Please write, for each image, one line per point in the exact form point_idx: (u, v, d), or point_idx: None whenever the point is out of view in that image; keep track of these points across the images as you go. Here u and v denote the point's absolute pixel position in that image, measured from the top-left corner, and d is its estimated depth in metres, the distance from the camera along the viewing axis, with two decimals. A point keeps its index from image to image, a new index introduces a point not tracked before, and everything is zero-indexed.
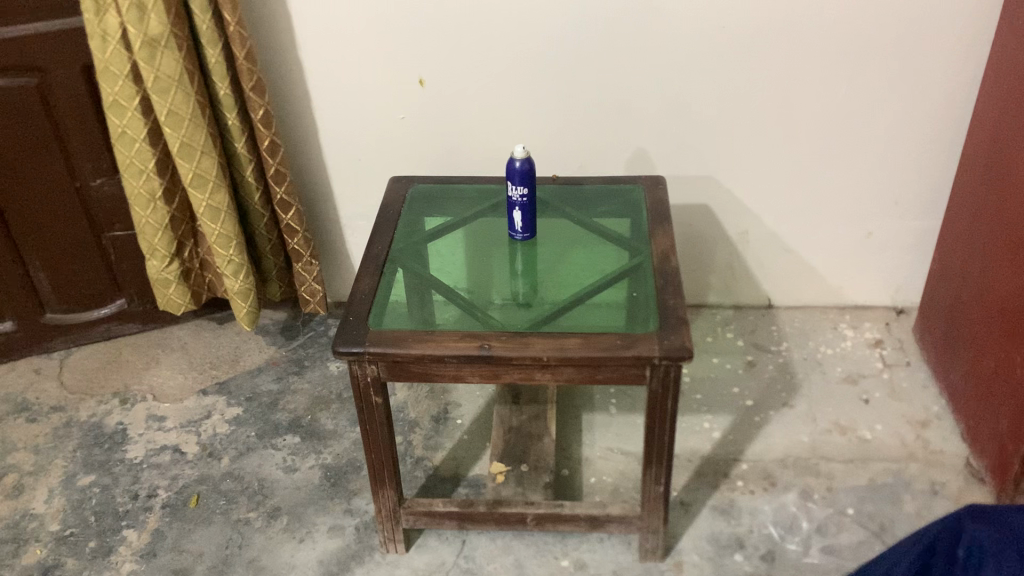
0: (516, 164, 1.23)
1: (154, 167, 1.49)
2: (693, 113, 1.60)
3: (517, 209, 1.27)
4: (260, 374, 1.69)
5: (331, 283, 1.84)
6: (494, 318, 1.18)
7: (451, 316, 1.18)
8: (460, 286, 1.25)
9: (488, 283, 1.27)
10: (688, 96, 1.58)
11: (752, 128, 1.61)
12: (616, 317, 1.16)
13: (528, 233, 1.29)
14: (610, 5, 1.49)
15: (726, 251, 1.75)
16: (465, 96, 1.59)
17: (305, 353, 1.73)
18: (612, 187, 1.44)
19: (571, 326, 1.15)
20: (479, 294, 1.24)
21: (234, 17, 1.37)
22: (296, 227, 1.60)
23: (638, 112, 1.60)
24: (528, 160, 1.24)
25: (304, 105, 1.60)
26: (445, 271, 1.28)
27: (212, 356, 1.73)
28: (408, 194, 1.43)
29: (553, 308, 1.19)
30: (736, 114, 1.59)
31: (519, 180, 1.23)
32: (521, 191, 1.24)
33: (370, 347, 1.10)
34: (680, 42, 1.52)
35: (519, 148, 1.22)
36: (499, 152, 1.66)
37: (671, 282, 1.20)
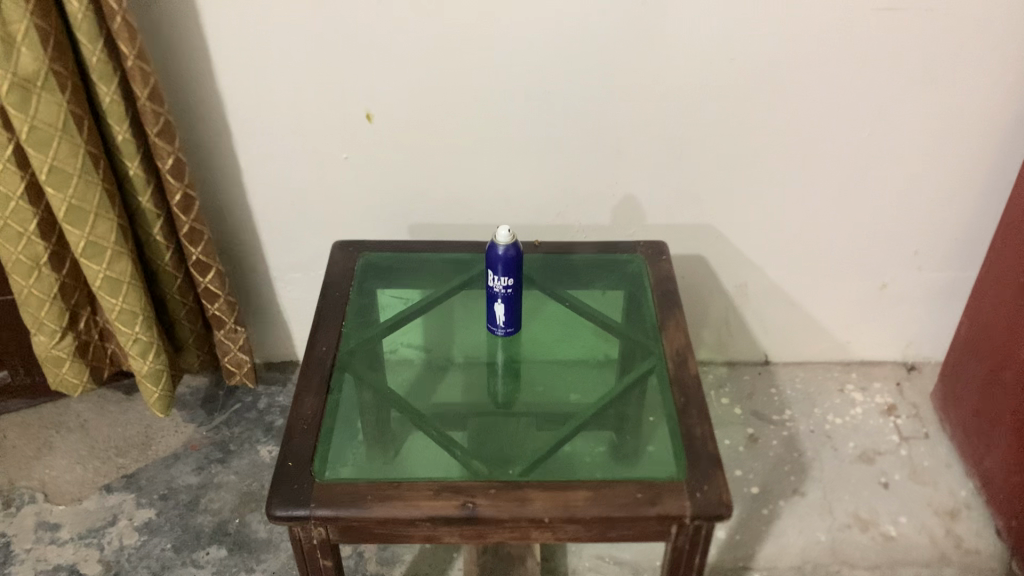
0: (499, 251, 0.97)
1: (36, 229, 1.18)
2: (693, 155, 1.36)
3: (498, 302, 1.01)
4: (176, 462, 1.41)
5: (260, 344, 1.57)
6: (470, 453, 0.93)
7: (416, 454, 0.92)
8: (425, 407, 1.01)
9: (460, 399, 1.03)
10: (689, 135, 1.33)
11: (760, 171, 1.38)
12: (628, 454, 0.92)
13: (512, 328, 1.04)
14: (603, 32, 1.23)
15: (721, 305, 1.53)
16: (423, 133, 1.32)
17: (231, 433, 1.46)
18: (603, 258, 1.19)
19: (571, 470, 0.90)
20: (450, 419, 0.99)
21: (133, 47, 1.07)
22: (217, 291, 1.32)
23: (630, 152, 1.35)
24: (515, 245, 0.98)
25: (225, 143, 1.31)
26: (404, 375, 1.05)
27: (118, 439, 1.44)
28: (358, 264, 1.16)
29: (544, 443, 0.95)
30: (742, 155, 1.36)
31: (503, 270, 0.98)
32: (505, 281, 0.99)
33: (319, 510, 0.84)
34: (685, 73, 1.27)
35: (503, 231, 0.97)
36: (463, 197, 1.39)
37: (694, 397, 0.96)
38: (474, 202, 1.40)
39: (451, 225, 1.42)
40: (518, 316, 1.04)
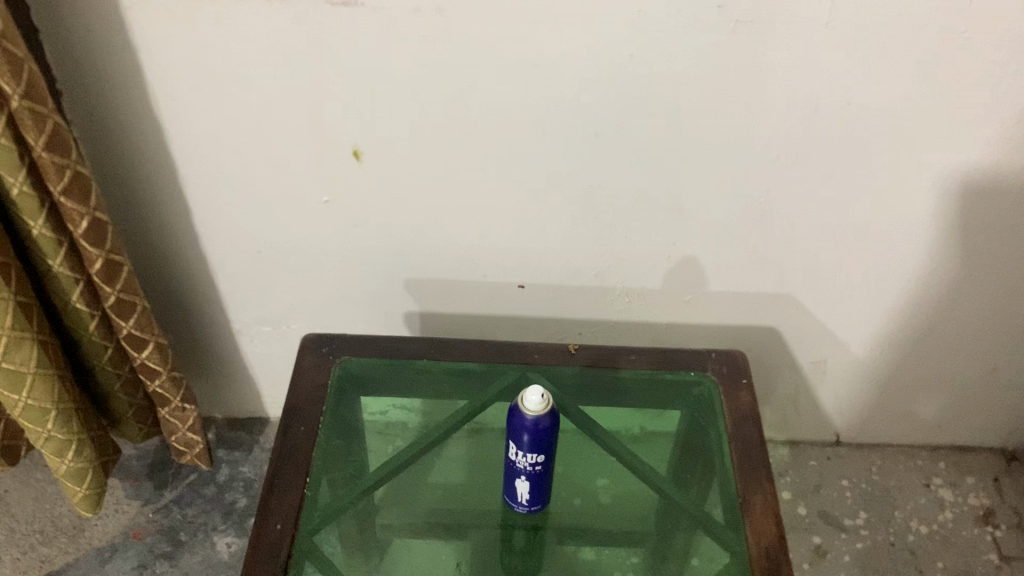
0: (526, 425, 0.68)
1: None
2: (779, 221, 1.04)
3: (521, 479, 0.73)
4: (113, 557, 1.15)
5: (222, 399, 1.29)
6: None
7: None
8: (418, 514, 0.86)
9: (460, 485, 0.88)
10: (777, 198, 1.01)
11: (864, 241, 1.06)
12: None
13: (537, 506, 0.76)
14: (678, 70, 0.88)
15: (791, 382, 1.25)
16: (427, 180, 1.00)
17: (182, 517, 1.19)
18: (659, 376, 0.89)
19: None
20: (449, 529, 0.85)
21: (18, 80, 0.76)
22: (157, 367, 1.04)
23: (697, 214, 1.03)
24: (550, 410, 0.69)
25: (168, 179, 1.00)
26: (395, 444, 0.88)
27: (45, 519, 1.18)
28: (332, 376, 0.87)
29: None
30: (843, 223, 1.04)
31: (531, 446, 0.69)
32: (533, 458, 0.71)
33: None
34: (785, 123, 0.93)
35: (534, 399, 0.68)
36: (478, 254, 1.08)
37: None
38: (492, 260, 1.09)
39: (462, 284, 1.12)
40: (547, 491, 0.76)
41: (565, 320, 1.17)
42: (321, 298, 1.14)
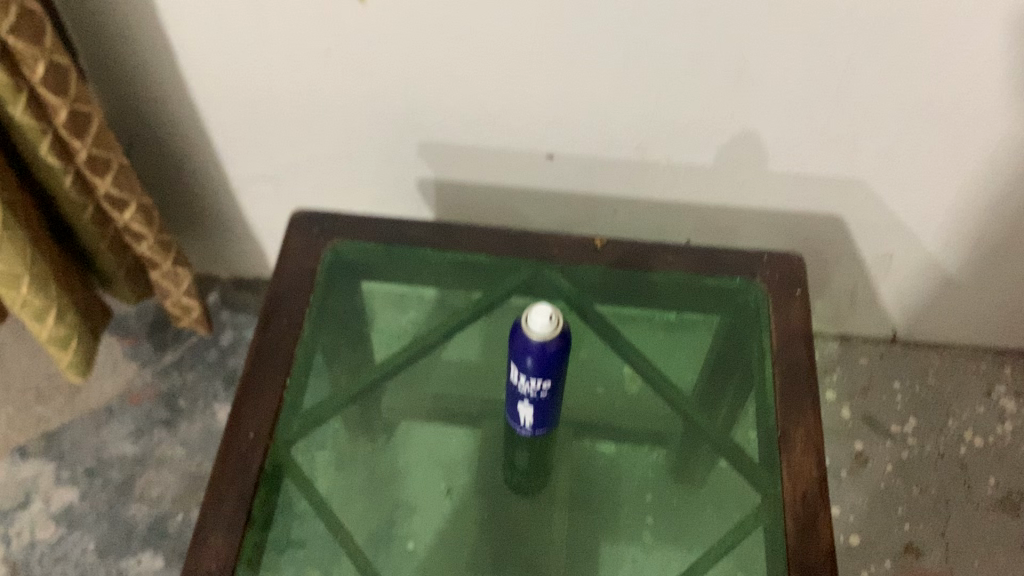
0: (530, 351, 0.58)
1: None
2: (861, 98, 0.87)
3: (524, 403, 0.64)
4: (110, 422, 1.10)
5: (226, 259, 1.19)
6: (480, 509, 0.79)
7: (412, 486, 0.78)
8: (428, 390, 0.82)
9: (474, 365, 0.82)
10: (863, 68, 0.83)
11: (959, 127, 0.89)
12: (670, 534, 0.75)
13: (543, 428, 0.68)
14: None
15: (849, 275, 1.11)
16: (443, 30, 0.84)
17: (183, 383, 1.13)
18: (701, 281, 0.79)
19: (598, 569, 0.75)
20: (463, 411, 0.83)
21: None
22: (142, 231, 0.94)
23: (763, 85, 0.86)
24: (561, 334, 0.59)
25: (143, 15, 0.86)
26: (408, 317, 0.82)
27: (40, 378, 1.12)
28: (323, 263, 0.78)
29: (574, 483, 0.80)
30: (938, 104, 0.86)
31: (535, 374, 0.60)
32: (538, 384, 0.61)
33: None
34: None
35: (539, 321, 0.57)
36: (502, 118, 0.94)
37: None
38: (519, 125, 0.95)
39: (482, 151, 0.99)
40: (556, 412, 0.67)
41: (597, 194, 1.04)
42: (326, 158, 1.01)
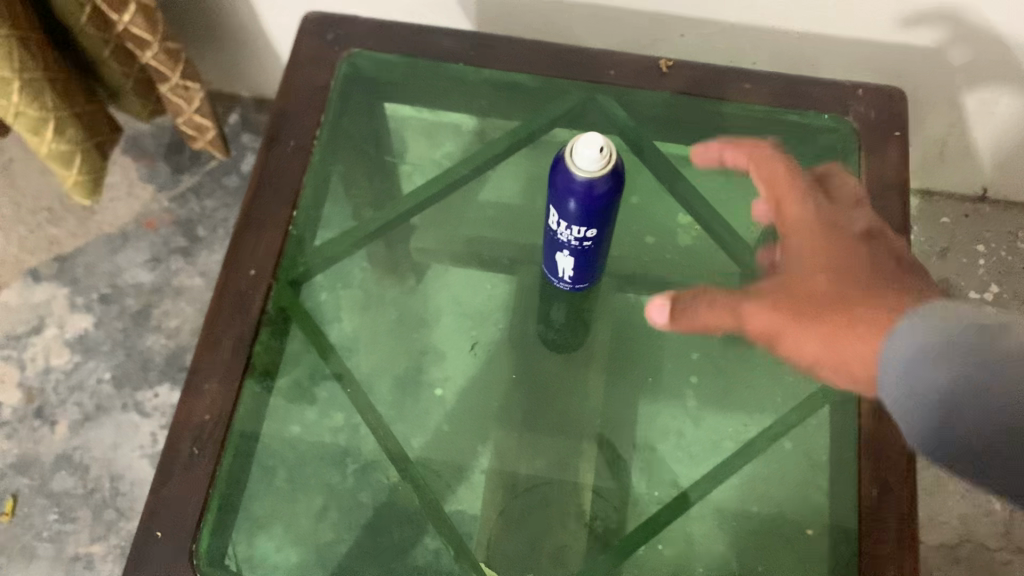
0: (573, 191, 0.48)
1: None
2: None
3: (565, 253, 0.56)
4: (125, 248, 1.03)
5: (246, 76, 1.09)
6: (514, 368, 0.71)
7: (439, 330, 0.71)
8: (459, 233, 0.73)
9: (515, 207, 0.73)
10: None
11: None
12: (717, 397, 0.69)
13: (585, 282, 0.60)
14: None
15: (945, 122, 0.97)
16: None
17: (201, 210, 1.06)
18: (780, 116, 0.67)
19: (636, 428, 0.69)
20: (495, 258, 0.74)
21: None
22: (144, 37, 0.83)
23: None
24: (613, 172, 0.49)
25: None
26: (443, 149, 0.73)
27: (51, 197, 1.04)
28: (338, 78, 0.67)
29: (615, 334, 0.72)
30: None
31: (580, 222, 0.51)
32: (582, 232, 0.52)
33: None
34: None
35: (586, 156, 0.47)
36: None
37: (776, 290, 0.50)
38: None
39: None
40: (601, 261, 0.58)
41: (661, 18, 0.89)
42: None
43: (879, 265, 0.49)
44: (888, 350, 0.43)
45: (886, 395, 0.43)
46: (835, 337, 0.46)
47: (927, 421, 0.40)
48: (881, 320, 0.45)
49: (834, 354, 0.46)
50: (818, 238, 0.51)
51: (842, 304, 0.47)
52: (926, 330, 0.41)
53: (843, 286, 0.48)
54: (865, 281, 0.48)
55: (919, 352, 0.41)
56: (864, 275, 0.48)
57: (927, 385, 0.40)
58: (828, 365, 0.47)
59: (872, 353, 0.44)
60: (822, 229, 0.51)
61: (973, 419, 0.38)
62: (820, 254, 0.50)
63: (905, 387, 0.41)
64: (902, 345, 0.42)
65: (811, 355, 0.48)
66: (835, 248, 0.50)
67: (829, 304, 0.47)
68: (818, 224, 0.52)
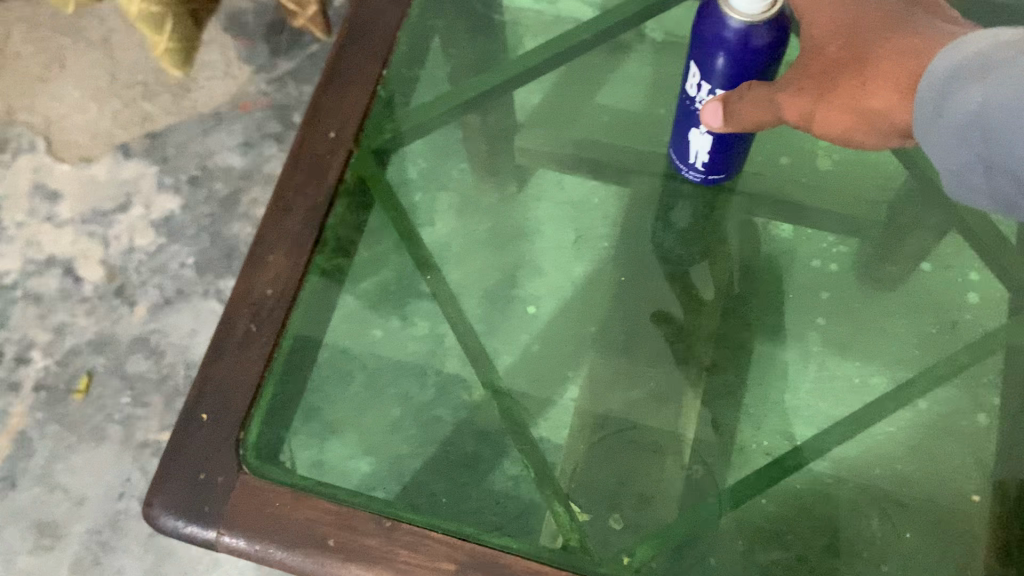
0: (724, 43, 0.45)
1: None
2: None
3: (699, 130, 0.55)
4: (217, 130, 0.98)
5: None
6: (621, 272, 0.66)
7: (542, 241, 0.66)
8: (570, 137, 0.69)
9: (636, 114, 0.68)
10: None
11: None
12: (840, 339, 0.64)
13: (717, 168, 0.59)
14: None
15: None
16: None
17: (298, 96, 0.99)
18: None
19: (752, 362, 0.64)
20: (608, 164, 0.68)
21: None
22: None
23: None
24: (767, 29, 0.44)
25: None
26: None
27: (147, 72, 1.00)
28: None
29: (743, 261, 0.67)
30: None
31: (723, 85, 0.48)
32: None
33: (226, 535, 0.44)
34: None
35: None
36: None
37: (797, 70, 0.44)
38: None
39: None
40: (745, 142, 0.56)
41: None
42: None
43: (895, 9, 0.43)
44: (926, 73, 0.37)
45: (921, 132, 0.38)
46: (853, 105, 0.42)
47: (964, 143, 0.36)
48: (912, 66, 0.39)
49: (855, 125, 0.42)
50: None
51: (863, 57, 0.42)
52: (980, 38, 0.36)
53: (864, 36, 0.42)
54: (883, 30, 0.42)
55: (955, 67, 0.36)
56: (886, 18, 0.42)
57: (959, 99, 0.35)
58: (866, 133, 0.43)
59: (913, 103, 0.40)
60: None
61: (999, 123, 0.33)
62: (834, 10, 0.44)
63: (938, 108, 0.37)
64: (942, 62, 0.37)
65: (846, 128, 0.43)
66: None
67: (847, 64, 0.42)
68: None
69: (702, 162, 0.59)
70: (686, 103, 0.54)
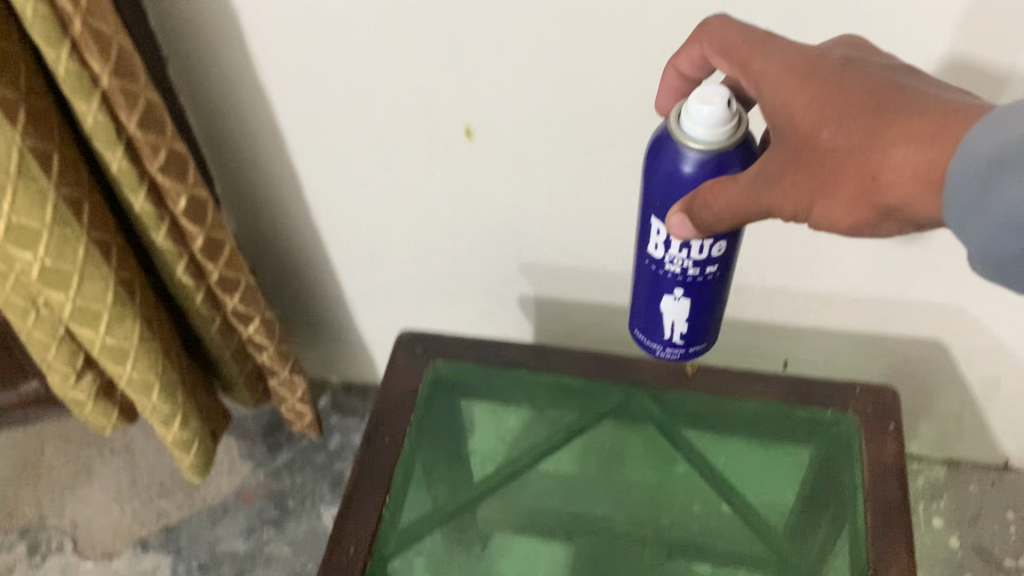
0: (680, 179, 0.59)
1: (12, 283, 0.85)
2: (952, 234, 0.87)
3: (671, 297, 0.68)
4: (224, 519, 1.16)
5: (336, 365, 1.27)
6: None
7: None
8: (522, 509, 0.84)
9: (571, 479, 0.86)
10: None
11: None
12: None
13: (690, 340, 0.71)
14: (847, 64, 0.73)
15: (956, 402, 1.09)
16: (542, 162, 0.90)
17: (293, 484, 1.19)
18: (794, 412, 0.83)
19: None
20: (552, 530, 0.83)
21: (109, 62, 0.73)
22: (265, 343, 1.02)
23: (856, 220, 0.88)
24: (725, 153, 0.58)
25: (276, 153, 0.95)
26: (509, 432, 0.87)
27: (164, 472, 1.20)
28: (424, 382, 0.85)
29: None
30: None
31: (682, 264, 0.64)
32: (683, 264, 0.65)
33: None
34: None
35: (701, 127, 0.57)
36: (594, 244, 0.99)
37: (786, 158, 0.55)
38: (612, 252, 0.99)
39: (578, 271, 1.03)
40: (711, 315, 0.70)
41: None
42: (428, 278, 1.08)
43: (871, 93, 0.53)
44: (964, 157, 0.47)
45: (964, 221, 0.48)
46: (852, 201, 0.53)
47: (1009, 237, 0.45)
48: (916, 167, 0.50)
49: (854, 211, 0.53)
50: (806, 89, 0.54)
51: (862, 154, 0.52)
52: (1005, 126, 0.45)
53: (850, 130, 0.52)
54: (871, 122, 0.52)
55: (984, 169, 0.46)
56: (867, 110, 0.52)
57: (996, 198, 0.45)
58: (866, 216, 0.54)
59: (934, 194, 0.50)
60: (803, 68, 0.55)
61: None
62: (811, 103, 0.54)
63: (975, 210, 0.47)
64: (979, 149, 0.46)
65: (842, 218, 0.54)
66: (823, 83, 0.54)
67: (844, 150, 0.52)
68: (794, 74, 0.55)
69: (680, 334, 0.71)
70: (653, 271, 0.68)
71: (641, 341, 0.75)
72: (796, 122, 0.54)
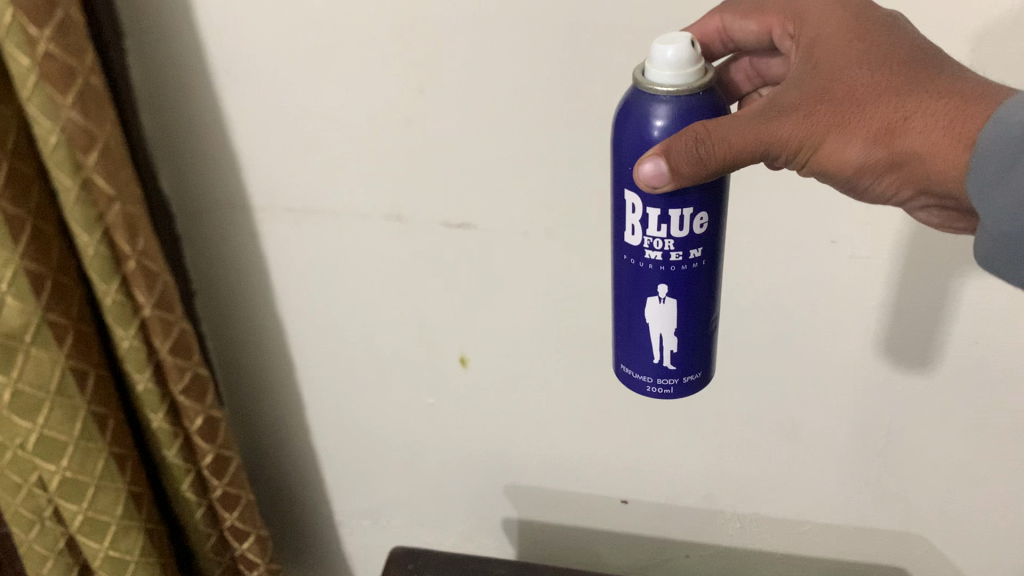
0: (651, 139, 0.61)
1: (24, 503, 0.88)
2: (898, 462, 0.96)
3: (653, 300, 0.69)
4: None
5: None
6: None
7: None
8: None
9: None
10: (909, 431, 0.93)
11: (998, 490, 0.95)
12: None
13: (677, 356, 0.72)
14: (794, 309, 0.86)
15: None
16: (527, 392, 0.99)
17: None
18: None
19: None
20: None
21: (152, 295, 0.83)
22: (257, 559, 1.04)
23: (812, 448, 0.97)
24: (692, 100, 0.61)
25: (284, 378, 1.04)
26: None
27: None
28: None
29: None
30: (972, 471, 0.94)
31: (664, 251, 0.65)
32: (665, 252, 0.65)
33: None
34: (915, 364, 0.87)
35: (669, 71, 0.60)
36: (575, 469, 1.06)
37: (812, 92, 0.58)
38: (591, 477, 1.06)
39: (559, 494, 1.10)
40: (695, 324, 0.70)
41: (669, 542, 1.11)
42: (417, 498, 1.14)
43: (907, 51, 0.58)
44: (996, 118, 0.52)
45: (989, 187, 0.53)
46: (866, 141, 0.57)
47: None
48: (940, 123, 0.55)
49: (862, 152, 0.57)
50: (850, 36, 0.59)
51: (890, 97, 0.56)
52: None
53: (886, 73, 0.57)
54: (907, 71, 0.57)
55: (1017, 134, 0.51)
56: (904, 62, 0.57)
57: None
58: (874, 162, 0.57)
59: (956, 152, 0.55)
60: (847, 19, 0.60)
61: None
62: (853, 46, 0.58)
63: (1002, 177, 0.52)
64: (1013, 114, 0.51)
65: (845, 157, 0.58)
66: (865, 32, 0.59)
67: (874, 90, 0.57)
68: (843, 21, 0.60)
69: (669, 353, 0.72)
70: (634, 266, 0.68)
71: (630, 377, 0.75)
72: (834, 60, 0.59)
